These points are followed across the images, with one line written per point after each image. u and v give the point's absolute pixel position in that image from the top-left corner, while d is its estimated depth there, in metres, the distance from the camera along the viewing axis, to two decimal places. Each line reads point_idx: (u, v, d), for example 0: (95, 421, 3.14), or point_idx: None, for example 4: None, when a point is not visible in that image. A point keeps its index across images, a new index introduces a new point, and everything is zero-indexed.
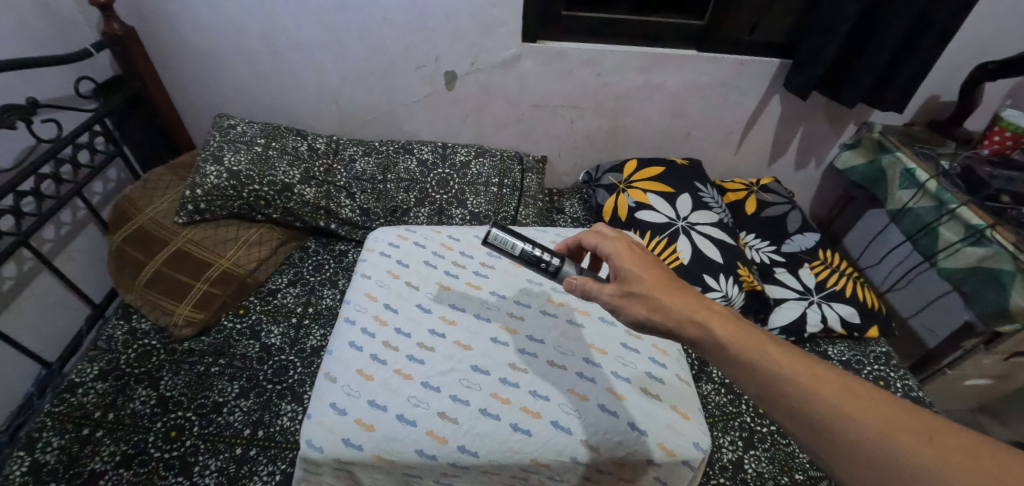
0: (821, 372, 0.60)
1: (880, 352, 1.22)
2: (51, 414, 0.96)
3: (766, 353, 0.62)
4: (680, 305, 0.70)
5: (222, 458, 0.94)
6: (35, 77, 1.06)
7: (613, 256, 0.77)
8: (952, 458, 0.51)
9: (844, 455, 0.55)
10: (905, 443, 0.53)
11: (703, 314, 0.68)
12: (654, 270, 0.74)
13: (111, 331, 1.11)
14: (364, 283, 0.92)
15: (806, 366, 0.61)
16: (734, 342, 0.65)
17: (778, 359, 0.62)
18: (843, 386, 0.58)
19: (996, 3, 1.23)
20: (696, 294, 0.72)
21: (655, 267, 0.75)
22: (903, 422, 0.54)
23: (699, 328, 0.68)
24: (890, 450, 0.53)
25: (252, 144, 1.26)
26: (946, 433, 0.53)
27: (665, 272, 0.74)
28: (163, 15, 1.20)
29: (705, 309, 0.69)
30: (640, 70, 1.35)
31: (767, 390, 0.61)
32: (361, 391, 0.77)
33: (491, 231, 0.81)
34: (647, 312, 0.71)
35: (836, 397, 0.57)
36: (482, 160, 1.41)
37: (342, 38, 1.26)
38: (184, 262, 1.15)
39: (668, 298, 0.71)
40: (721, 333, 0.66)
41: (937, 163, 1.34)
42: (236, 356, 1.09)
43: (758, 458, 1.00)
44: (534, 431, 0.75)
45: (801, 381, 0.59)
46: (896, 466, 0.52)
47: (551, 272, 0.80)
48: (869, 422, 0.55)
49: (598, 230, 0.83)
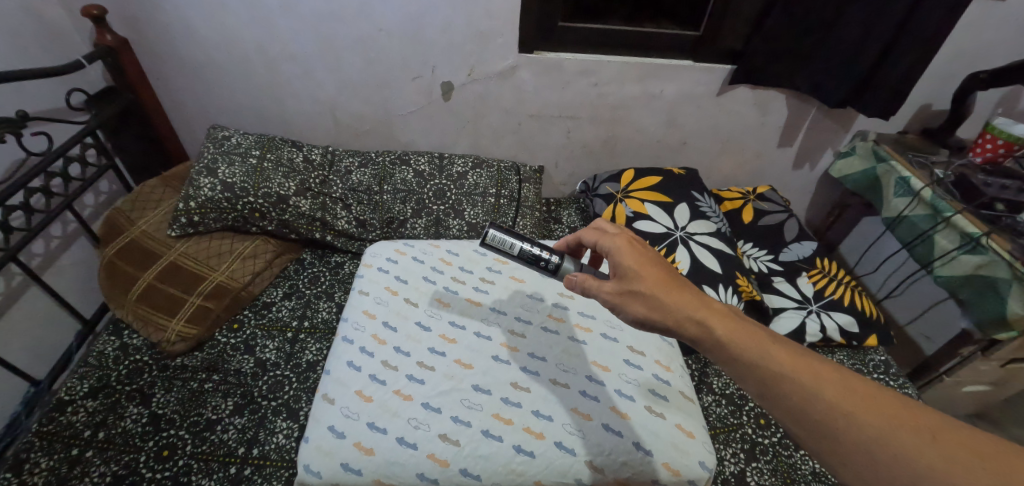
0: (823, 371, 0.59)
1: (879, 361, 1.21)
2: (40, 434, 0.94)
3: (767, 352, 0.62)
4: (680, 303, 0.70)
5: (216, 478, 0.92)
6: (24, 89, 1.04)
7: (613, 251, 0.75)
8: (957, 458, 0.50)
9: (846, 456, 0.54)
10: (907, 442, 0.52)
11: (702, 314, 0.68)
12: (654, 267, 0.73)
13: (101, 347, 1.08)
14: (362, 299, 0.91)
15: (808, 365, 0.60)
16: (734, 341, 0.64)
17: (780, 358, 0.61)
18: (843, 384, 0.57)
19: (987, 13, 1.24)
20: (697, 293, 0.71)
21: (656, 265, 0.74)
22: (905, 421, 0.54)
23: (699, 327, 0.67)
24: (893, 449, 0.52)
25: (247, 156, 1.24)
26: (948, 432, 0.52)
27: (666, 270, 0.74)
28: (157, 25, 1.18)
29: (705, 307, 0.68)
30: (636, 80, 1.35)
31: (769, 389, 0.60)
32: (360, 413, 0.75)
33: (489, 231, 0.78)
34: (647, 310, 0.70)
35: (839, 397, 0.56)
36: (479, 170, 1.40)
37: (337, 49, 1.25)
38: (176, 276, 1.13)
39: (669, 298, 0.70)
40: (721, 332, 0.65)
41: (931, 171, 1.35)
42: (230, 372, 1.07)
43: (760, 470, 0.99)
44: (537, 453, 0.73)
45: (803, 380, 0.59)
46: (899, 464, 0.52)
47: (551, 270, 0.79)
48: (872, 421, 0.54)
49: (597, 226, 0.81)
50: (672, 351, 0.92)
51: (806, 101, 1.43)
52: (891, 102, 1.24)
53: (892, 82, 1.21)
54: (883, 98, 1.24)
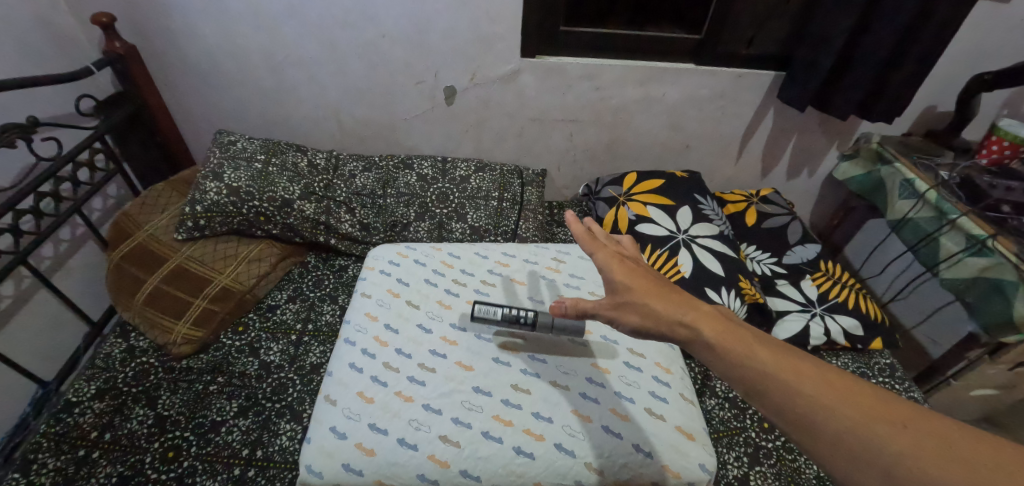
0: (805, 367, 0.59)
1: (884, 364, 1.20)
2: (47, 434, 0.95)
3: (752, 352, 0.61)
4: (670, 308, 0.70)
5: (220, 479, 0.92)
6: (35, 95, 1.06)
7: (603, 267, 0.76)
8: (936, 452, 0.50)
9: (828, 452, 0.54)
10: (886, 435, 0.52)
11: (692, 317, 0.67)
12: (644, 278, 0.74)
13: (109, 349, 1.10)
14: (364, 302, 0.92)
15: (791, 363, 0.59)
16: (721, 341, 0.64)
17: (764, 356, 0.61)
18: (825, 380, 0.57)
19: (991, 13, 1.24)
20: (687, 299, 0.71)
21: (646, 275, 0.75)
22: (886, 416, 0.53)
23: (688, 329, 0.67)
24: (871, 442, 0.52)
25: (252, 161, 1.26)
26: (927, 424, 0.52)
27: (654, 279, 0.75)
28: (164, 32, 1.20)
29: (694, 310, 0.68)
30: (638, 84, 1.36)
31: (752, 387, 0.60)
32: (362, 414, 0.76)
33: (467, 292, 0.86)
34: (639, 317, 0.71)
35: (821, 393, 0.56)
36: (481, 174, 1.41)
37: (342, 54, 1.27)
38: (183, 279, 1.14)
39: (660, 305, 0.70)
40: (709, 333, 0.65)
41: (937, 173, 1.33)
42: (235, 374, 1.08)
43: (764, 474, 0.99)
44: (537, 454, 0.74)
45: (786, 377, 0.58)
46: (876, 457, 0.51)
47: (528, 323, 0.85)
48: (851, 413, 0.54)
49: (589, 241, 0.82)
50: (674, 354, 0.92)
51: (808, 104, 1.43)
52: (895, 104, 1.24)
53: (895, 83, 1.20)
54: (886, 99, 1.24)
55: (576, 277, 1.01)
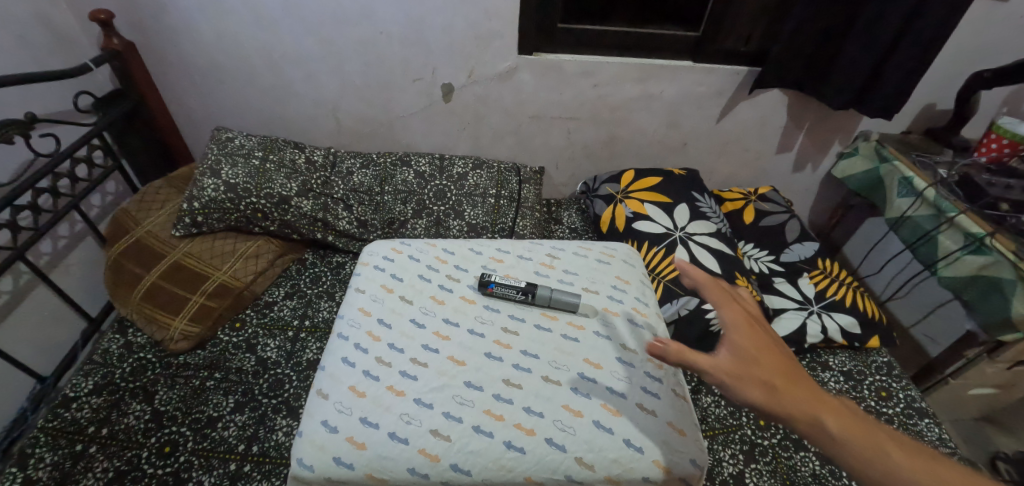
0: (944, 474, 0.56)
1: (881, 362, 1.20)
2: (45, 429, 0.95)
3: (887, 455, 0.58)
4: (795, 393, 0.64)
5: (216, 474, 0.93)
6: (34, 91, 1.07)
7: (730, 327, 0.71)
8: None
9: None
10: None
11: (818, 407, 0.62)
12: (771, 353, 0.69)
13: (106, 345, 1.10)
14: (358, 297, 0.92)
15: (927, 467, 0.57)
16: (851, 438, 0.59)
17: (900, 460, 0.57)
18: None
19: (990, 11, 1.23)
20: (807, 384, 0.66)
21: (770, 349, 0.69)
22: None
23: (812, 420, 0.62)
24: None
25: (250, 157, 1.26)
26: None
27: (784, 356, 0.69)
28: (162, 29, 1.21)
29: (818, 399, 0.64)
30: (636, 81, 1.35)
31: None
32: (353, 408, 0.76)
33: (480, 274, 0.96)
34: (764, 396, 0.64)
35: None
36: (479, 171, 1.41)
37: (340, 51, 1.27)
38: (180, 275, 1.14)
39: (786, 389, 0.65)
40: (837, 429, 0.60)
41: (935, 171, 1.34)
42: (231, 370, 1.08)
43: (759, 472, 0.99)
44: (527, 449, 0.74)
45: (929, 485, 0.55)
46: None
47: (530, 296, 0.92)
48: None
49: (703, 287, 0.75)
50: None
51: (805, 102, 1.43)
52: (893, 101, 1.23)
53: (893, 81, 1.20)
54: (885, 97, 1.24)
55: (570, 273, 1.01)
